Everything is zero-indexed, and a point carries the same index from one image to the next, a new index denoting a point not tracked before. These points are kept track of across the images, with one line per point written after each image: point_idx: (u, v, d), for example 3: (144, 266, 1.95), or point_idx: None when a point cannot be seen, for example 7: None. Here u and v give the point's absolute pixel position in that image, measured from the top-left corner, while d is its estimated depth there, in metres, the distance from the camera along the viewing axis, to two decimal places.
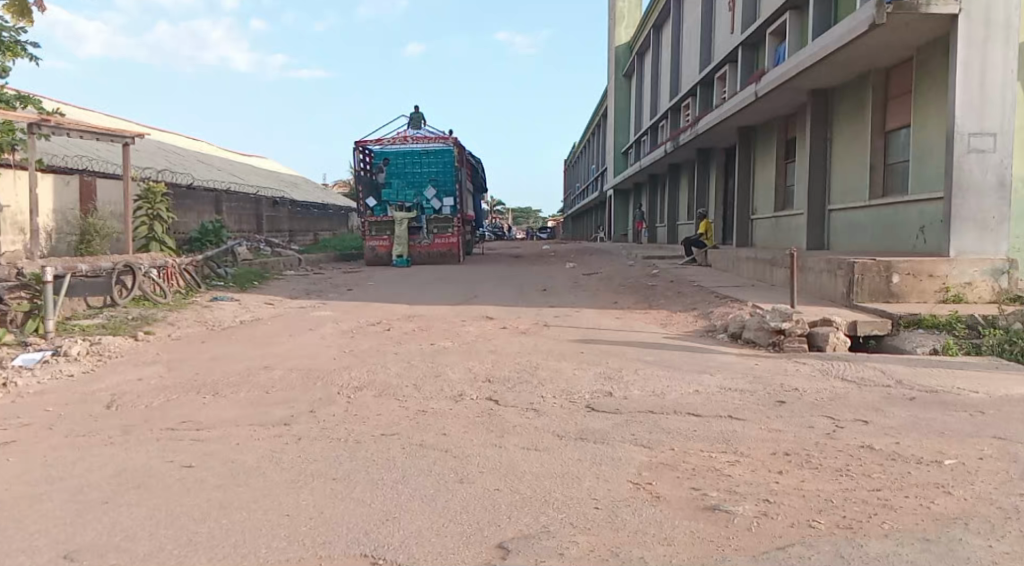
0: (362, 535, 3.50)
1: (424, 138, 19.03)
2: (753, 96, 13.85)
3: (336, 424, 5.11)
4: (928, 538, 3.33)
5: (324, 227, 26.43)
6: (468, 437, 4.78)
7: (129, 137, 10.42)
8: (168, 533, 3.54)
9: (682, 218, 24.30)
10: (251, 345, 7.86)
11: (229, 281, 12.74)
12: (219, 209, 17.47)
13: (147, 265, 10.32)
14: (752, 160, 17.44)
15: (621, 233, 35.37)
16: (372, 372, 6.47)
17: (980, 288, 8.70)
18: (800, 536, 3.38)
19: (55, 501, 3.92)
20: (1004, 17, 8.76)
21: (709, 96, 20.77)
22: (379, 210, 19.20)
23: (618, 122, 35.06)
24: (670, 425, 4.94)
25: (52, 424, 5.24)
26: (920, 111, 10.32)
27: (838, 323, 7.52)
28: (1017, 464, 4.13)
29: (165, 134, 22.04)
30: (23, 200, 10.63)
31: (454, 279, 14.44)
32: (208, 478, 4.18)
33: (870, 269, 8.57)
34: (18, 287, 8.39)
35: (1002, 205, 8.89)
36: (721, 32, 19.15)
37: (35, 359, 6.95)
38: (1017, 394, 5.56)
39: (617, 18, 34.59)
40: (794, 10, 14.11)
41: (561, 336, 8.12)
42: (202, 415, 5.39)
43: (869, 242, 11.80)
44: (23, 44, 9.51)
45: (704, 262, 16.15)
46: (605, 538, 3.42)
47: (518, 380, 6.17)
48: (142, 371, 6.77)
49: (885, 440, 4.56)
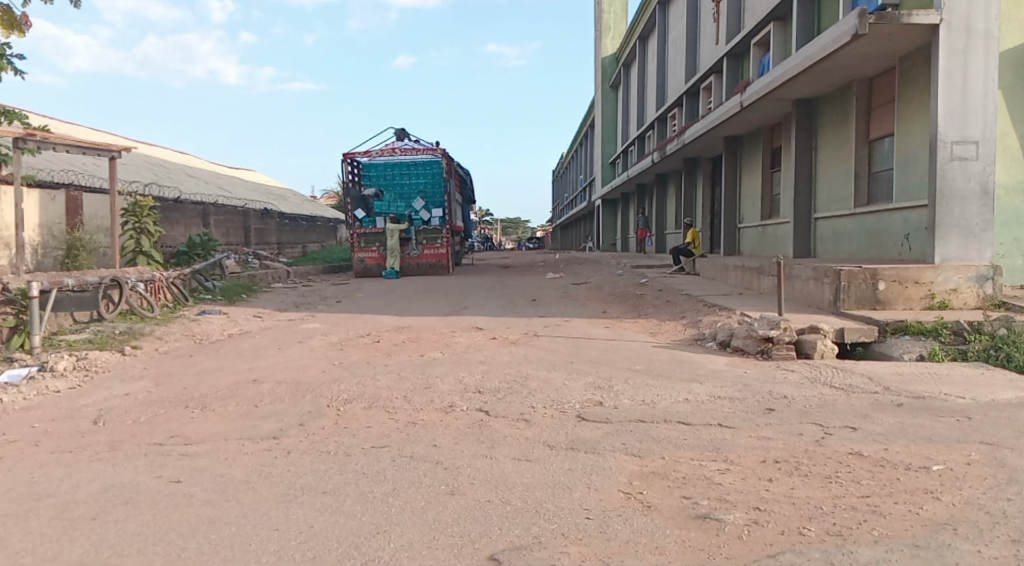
0: (352, 549, 3.48)
1: (412, 149, 19.01)
2: (737, 106, 13.96)
3: (326, 437, 5.09)
4: (917, 544, 3.35)
5: (313, 240, 26.42)
6: (458, 449, 4.77)
7: (117, 150, 10.35)
8: (157, 548, 3.51)
9: (670, 227, 24.33)
10: (240, 358, 7.83)
11: (218, 294, 12.69)
12: (207, 222, 17.40)
13: (134, 279, 10.30)
14: (738, 171, 17.61)
15: (609, 242, 35.51)
16: (362, 385, 6.43)
17: (965, 295, 8.80)
18: (790, 543, 3.40)
19: (42, 518, 3.87)
20: (984, 26, 8.90)
21: (695, 106, 21.01)
22: (367, 221, 18.87)
23: (608, 132, 34.99)
24: (660, 433, 4.97)
25: (38, 441, 5.18)
26: (904, 121, 10.45)
27: (825, 331, 7.55)
28: (1005, 469, 4.17)
29: (150, 147, 21.95)
30: (8, 215, 10.35)
31: (443, 290, 14.48)
32: (196, 493, 4.15)
33: (857, 276, 8.66)
34: (4, 302, 8.32)
35: (986, 212, 9.00)
36: (706, 43, 19.30)
37: (21, 375, 6.90)
38: (1003, 399, 5.62)
39: (603, 29, 35.01)
40: (778, 21, 14.31)
41: (553, 346, 8.15)
42: (189, 430, 5.34)
43: (855, 250, 11.88)
44: (9, 58, 9.41)
45: (692, 271, 16.15)
46: (597, 548, 3.42)
47: (508, 390, 6.17)
48: (129, 387, 6.70)
49: (874, 447, 4.59)
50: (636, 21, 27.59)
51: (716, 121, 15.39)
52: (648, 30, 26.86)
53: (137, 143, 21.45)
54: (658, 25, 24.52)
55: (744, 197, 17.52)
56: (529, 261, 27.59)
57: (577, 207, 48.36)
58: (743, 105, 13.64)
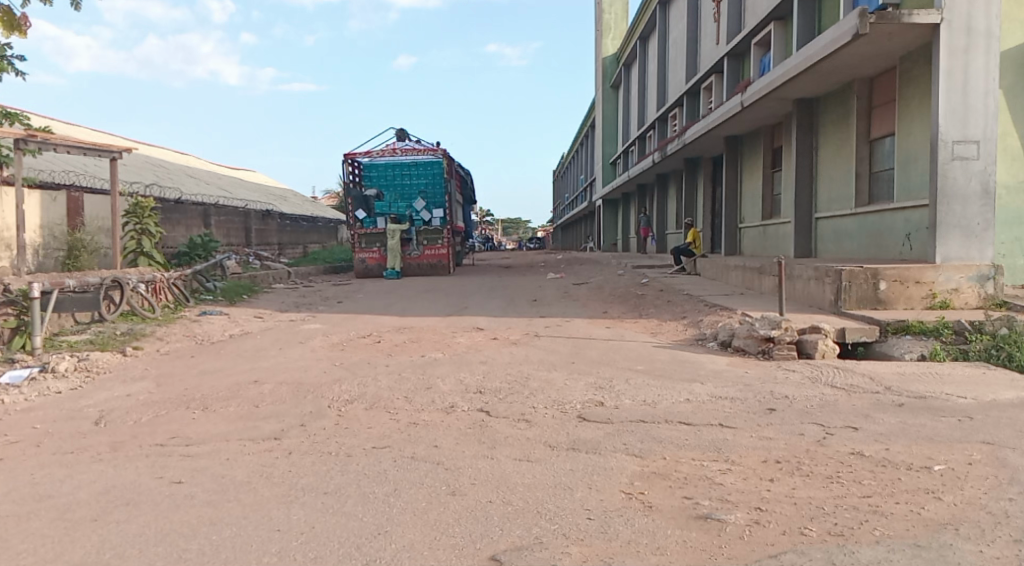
0: (353, 549, 3.48)
1: (413, 150, 18.98)
2: (737, 106, 13.95)
3: (327, 438, 5.09)
4: (919, 544, 3.34)
5: (313, 240, 26.42)
6: (459, 449, 4.78)
7: (118, 151, 10.36)
8: (159, 549, 3.52)
9: (671, 227, 24.34)
10: (241, 359, 7.83)
11: (218, 294, 12.70)
12: (207, 223, 17.41)
13: (136, 279, 10.30)
14: (739, 171, 17.60)
15: (610, 242, 35.52)
16: (363, 386, 6.43)
17: (966, 294, 8.79)
18: (791, 544, 3.39)
19: (43, 519, 3.87)
20: (985, 26, 8.90)
21: (695, 106, 21.01)
22: (368, 221, 18.92)
23: (608, 132, 35.00)
24: (661, 433, 4.96)
25: (40, 442, 5.19)
26: (905, 120, 10.44)
27: (826, 331, 7.55)
28: (1006, 469, 4.17)
29: (151, 148, 21.96)
30: (9, 215, 10.36)
31: (444, 290, 14.48)
32: (198, 494, 4.15)
33: (858, 276, 8.65)
34: (5, 303, 8.33)
35: (987, 212, 8.99)
36: (707, 43, 19.30)
37: (23, 376, 6.91)
38: (1005, 399, 5.62)
39: (604, 29, 35.03)
40: (778, 21, 14.31)
41: (554, 346, 8.15)
42: (190, 431, 5.34)
43: (856, 249, 11.87)
44: (10, 59, 9.41)
45: (693, 270, 16.14)
46: (598, 549, 3.42)
47: (509, 391, 6.17)
48: (130, 387, 6.70)
49: (875, 447, 4.59)
50: (637, 21, 27.59)
51: (716, 121, 15.38)
52: (649, 30, 26.87)
53: (138, 144, 21.45)
54: (658, 25, 24.51)
55: (745, 197, 17.52)
56: (530, 261, 27.60)
57: (577, 207, 48.36)
58: (743, 105, 13.64)
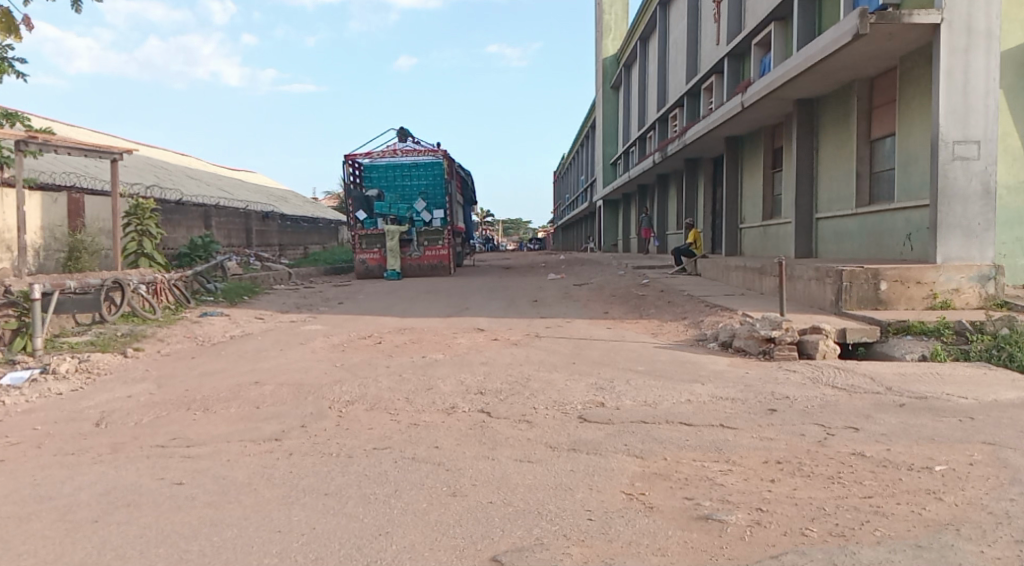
0: (354, 550, 3.48)
1: (413, 151, 18.98)
2: (738, 106, 13.94)
3: (328, 438, 5.09)
4: (919, 545, 3.34)
5: (314, 241, 26.42)
6: (460, 450, 4.78)
7: (118, 153, 10.37)
8: (159, 550, 3.52)
9: (671, 227, 24.35)
10: (242, 360, 7.83)
11: (219, 296, 12.70)
12: (208, 224, 17.40)
13: (136, 280, 10.30)
14: (739, 171, 17.59)
15: (610, 243, 35.57)
16: (364, 387, 6.43)
17: (967, 294, 8.78)
18: (792, 544, 3.39)
19: (44, 521, 3.87)
20: (985, 26, 8.90)
21: (695, 107, 21.02)
22: (368, 222, 19.01)
23: (609, 133, 35.01)
24: (662, 434, 4.96)
25: (41, 443, 5.19)
26: (905, 121, 10.44)
27: (827, 331, 7.54)
28: (1008, 469, 4.17)
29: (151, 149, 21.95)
30: (10, 217, 10.37)
31: (445, 291, 14.48)
32: (198, 495, 4.15)
33: (858, 276, 8.65)
34: (6, 305, 8.34)
35: (987, 211, 8.99)
36: (707, 43, 19.30)
37: (23, 377, 6.92)
38: (1006, 399, 5.61)
39: (604, 30, 35.04)
40: (779, 22, 14.30)
41: (554, 346, 8.15)
42: (191, 432, 5.34)
43: (857, 249, 11.87)
44: (10, 61, 9.41)
45: (694, 271, 16.14)
46: (599, 549, 3.42)
47: (510, 391, 6.17)
48: (131, 389, 6.70)
49: (875, 447, 4.59)
50: (637, 22, 27.61)
51: (717, 121, 15.37)
52: (649, 30, 26.87)
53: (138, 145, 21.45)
54: (659, 25, 24.50)
55: (745, 197, 17.51)
56: (530, 262, 27.61)
57: (578, 208, 48.38)
58: (744, 105, 13.63)
